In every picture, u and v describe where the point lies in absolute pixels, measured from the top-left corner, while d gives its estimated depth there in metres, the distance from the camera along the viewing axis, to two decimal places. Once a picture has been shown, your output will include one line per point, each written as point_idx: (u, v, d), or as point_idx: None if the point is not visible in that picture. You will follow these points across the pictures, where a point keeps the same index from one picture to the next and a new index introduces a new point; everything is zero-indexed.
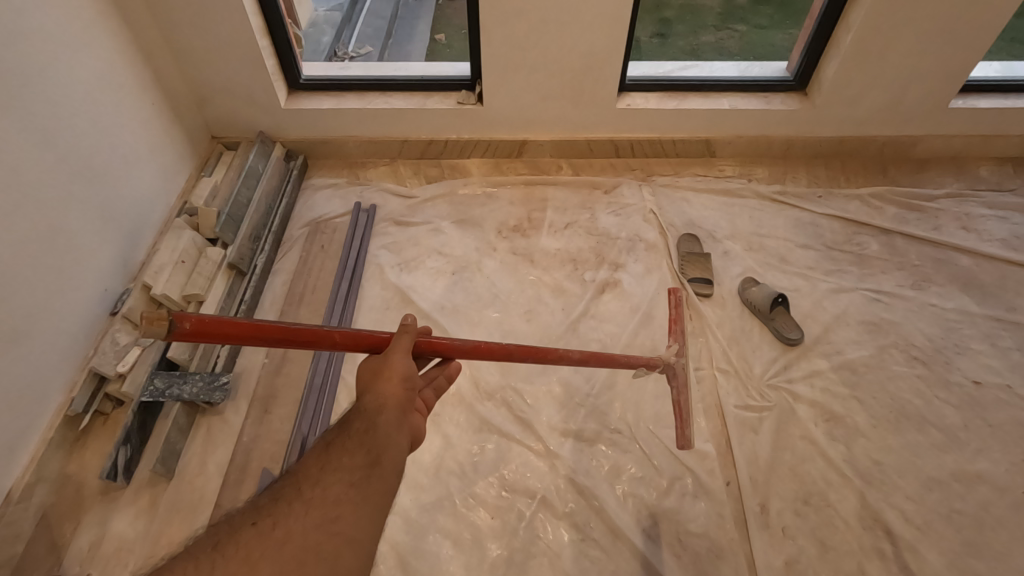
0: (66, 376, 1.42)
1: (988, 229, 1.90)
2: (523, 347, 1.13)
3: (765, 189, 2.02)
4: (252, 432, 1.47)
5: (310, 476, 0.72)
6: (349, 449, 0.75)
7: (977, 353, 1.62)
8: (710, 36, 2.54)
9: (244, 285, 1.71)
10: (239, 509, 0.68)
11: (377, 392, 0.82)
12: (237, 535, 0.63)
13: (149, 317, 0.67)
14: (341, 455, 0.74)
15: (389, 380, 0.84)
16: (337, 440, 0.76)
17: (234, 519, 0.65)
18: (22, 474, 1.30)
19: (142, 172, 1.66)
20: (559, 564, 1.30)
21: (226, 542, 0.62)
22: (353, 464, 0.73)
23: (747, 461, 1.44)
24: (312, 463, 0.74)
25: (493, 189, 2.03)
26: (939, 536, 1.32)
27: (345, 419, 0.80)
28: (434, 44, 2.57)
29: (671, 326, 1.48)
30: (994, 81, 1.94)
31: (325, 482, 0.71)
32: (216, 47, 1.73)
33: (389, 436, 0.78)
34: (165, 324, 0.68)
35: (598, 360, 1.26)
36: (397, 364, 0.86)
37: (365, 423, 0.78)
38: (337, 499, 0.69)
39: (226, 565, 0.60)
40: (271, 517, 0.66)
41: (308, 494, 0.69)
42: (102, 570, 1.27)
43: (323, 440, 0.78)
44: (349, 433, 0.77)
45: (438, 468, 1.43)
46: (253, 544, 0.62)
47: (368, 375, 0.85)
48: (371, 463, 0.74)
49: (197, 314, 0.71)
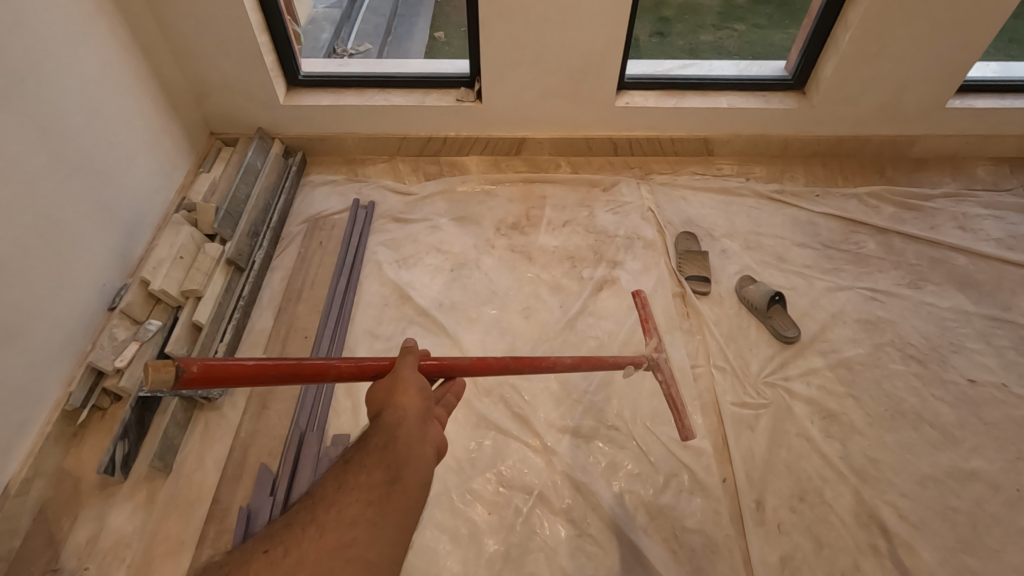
0: (64, 371, 1.41)
1: (984, 228, 1.90)
2: (518, 360, 1.13)
3: (763, 189, 2.02)
4: (250, 427, 1.47)
5: (326, 496, 0.71)
6: (368, 467, 0.75)
7: (973, 351, 1.62)
8: (709, 35, 2.55)
9: (243, 281, 1.71)
10: (252, 536, 0.68)
11: (396, 405, 0.84)
12: (247, 565, 0.62)
13: (156, 365, 0.63)
14: (359, 473, 0.74)
15: (406, 393, 0.86)
16: (355, 458, 0.77)
17: (245, 547, 0.65)
18: (19, 468, 1.30)
19: (141, 168, 1.66)
20: (556, 560, 1.30)
21: (236, 572, 0.61)
22: (371, 482, 0.73)
23: (743, 458, 1.44)
24: (329, 483, 0.74)
25: (492, 186, 2.04)
26: (933, 532, 1.33)
27: (364, 435, 0.81)
28: (434, 41, 2.57)
29: (643, 323, 1.47)
30: (991, 81, 1.95)
31: (341, 503, 0.70)
32: (215, 43, 1.73)
33: (410, 449, 0.79)
34: (172, 371, 0.65)
35: (589, 364, 1.27)
36: (409, 378, 0.88)
37: (385, 436, 0.79)
38: (354, 522, 0.68)
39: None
40: (282, 544, 0.65)
41: (322, 516, 0.69)
42: (99, 565, 1.27)
43: (341, 459, 0.78)
44: (368, 449, 0.78)
45: (436, 464, 1.43)
46: (263, 572, 0.61)
47: (384, 394, 0.86)
48: (390, 480, 0.74)
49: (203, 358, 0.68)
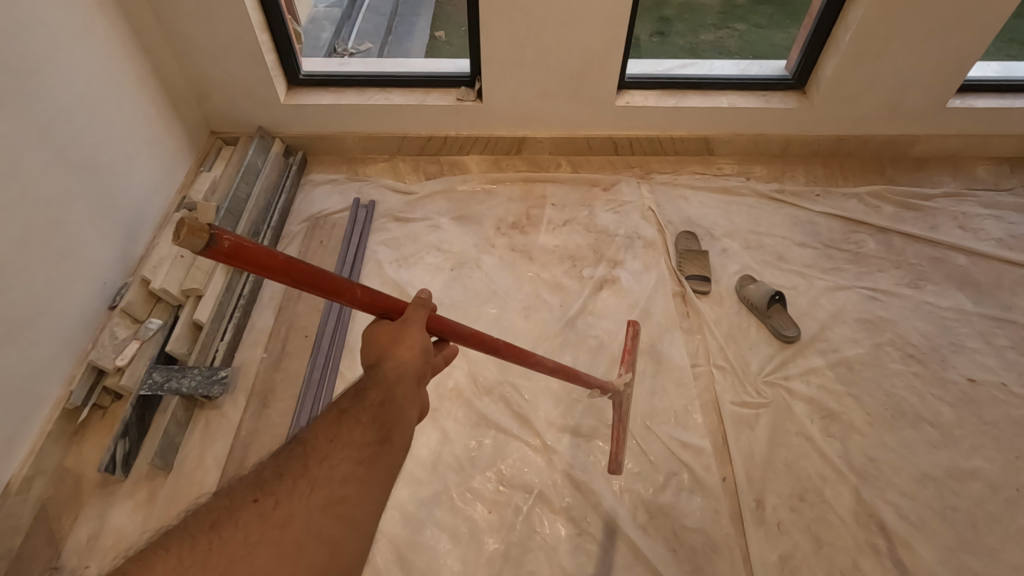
0: (64, 370, 1.42)
1: (984, 228, 1.90)
2: (509, 345, 1.12)
3: (763, 188, 2.02)
4: (251, 425, 1.48)
5: (318, 450, 0.71)
6: (361, 423, 0.75)
7: (973, 351, 1.62)
8: (710, 34, 2.55)
9: (243, 279, 1.70)
10: (243, 480, 0.68)
11: (396, 360, 0.83)
12: (237, 513, 0.63)
13: (192, 225, 0.58)
14: (352, 428, 0.74)
15: (409, 349, 0.85)
16: (350, 409, 0.77)
17: (236, 492, 0.65)
18: (20, 467, 1.30)
19: (142, 165, 1.66)
20: (555, 558, 1.30)
21: (226, 520, 0.62)
22: (364, 439, 0.73)
23: (743, 457, 1.45)
24: (322, 434, 0.74)
25: (492, 185, 2.04)
26: (933, 531, 1.33)
27: (360, 386, 0.80)
28: (434, 41, 2.57)
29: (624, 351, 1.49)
30: (992, 81, 1.95)
31: (332, 458, 0.70)
32: (215, 42, 1.73)
33: (403, 411, 0.79)
34: (205, 238, 0.59)
35: (565, 375, 1.27)
36: (416, 335, 0.86)
37: (382, 394, 0.79)
38: (344, 479, 0.69)
39: (224, 545, 0.60)
40: (273, 496, 0.65)
41: (314, 471, 0.69)
42: (100, 562, 1.28)
43: (336, 407, 0.78)
44: (363, 404, 0.77)
45: (436, 463, 1.43)
46: (253, 524, 0.62)
47: (386, 342, 0.85)
48: (382, 440, 0.74)
49: (236, 235, 0.63)
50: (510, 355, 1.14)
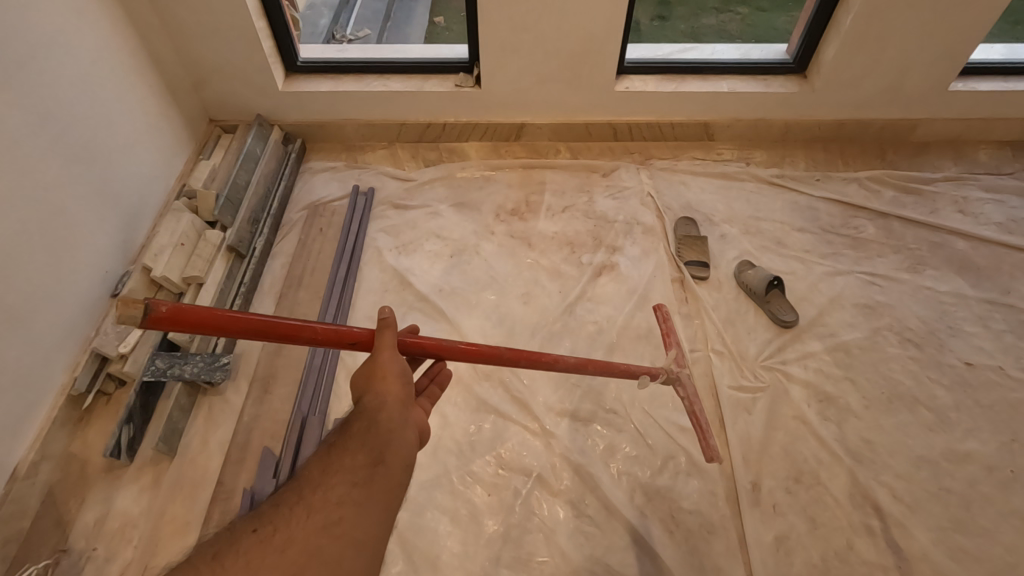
0: (68, 357, 1.43)
1: (985, 212, 1.90)
2: (516, 351, 1.10)
3: (762, 173, 2.01)
4: (253, 411, 1.49)
5: (311, 479, 0.75)
6: (351, 450, 0.79)
7: (970, 335, 1.63)
8: (711, 18, 2.52)
9: (243, 268, 1.72)
10: (244, 516, 0.72)
11: (376, 391, 0.86)
12: (238, 542, 0.67)
13: (125, 300, 0.68)
14: (342, 457, 0.78)
15: (385, 380, 0.87)
16: (338, 443, 0.81)
17: (235, 527, 0.69)
18: (28, 451, 1.33)
19: (142, 154, 1.67)
20: (554, 539, 1.32)
21: (228, 550, 0.66)
22: (355, 464, 0.77)
23: (741, 440, 1.46)
24: (314, 466, 0.78)
25: (491, 172, 2.03)
26: (926, 512, 1.35)
27: (346, 420, 0.85)
28: (433, 26, 2.54)
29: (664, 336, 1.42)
30: (995, 63, 1.93)
31: (327, 484, 0.75)
32: (210, 26, 1.72)
33: (390, 432, 0.83)
34: (139, 308, 0.70)
35: (595, 367, 1.24)
36: (389, 363, 0.89)
37: (366, 421, 0.83)
38: (340, 501, 0.72)
39: (227, 573, 0.63)
40: (271, 523, 0.69)
41: (310, 497, 0.73)
42: (107, 545, 1.30)
43: (325, 443, 0.82)
44: (350, 434, 0.82)
45: (435, 447, 1.45)
46: (254, 551, 0.66)
47: (363, 380, 0.88)
48: (374, 462, 0.78)
49: (173, 302, 0.73)
50: (526, 360, 1.12)
